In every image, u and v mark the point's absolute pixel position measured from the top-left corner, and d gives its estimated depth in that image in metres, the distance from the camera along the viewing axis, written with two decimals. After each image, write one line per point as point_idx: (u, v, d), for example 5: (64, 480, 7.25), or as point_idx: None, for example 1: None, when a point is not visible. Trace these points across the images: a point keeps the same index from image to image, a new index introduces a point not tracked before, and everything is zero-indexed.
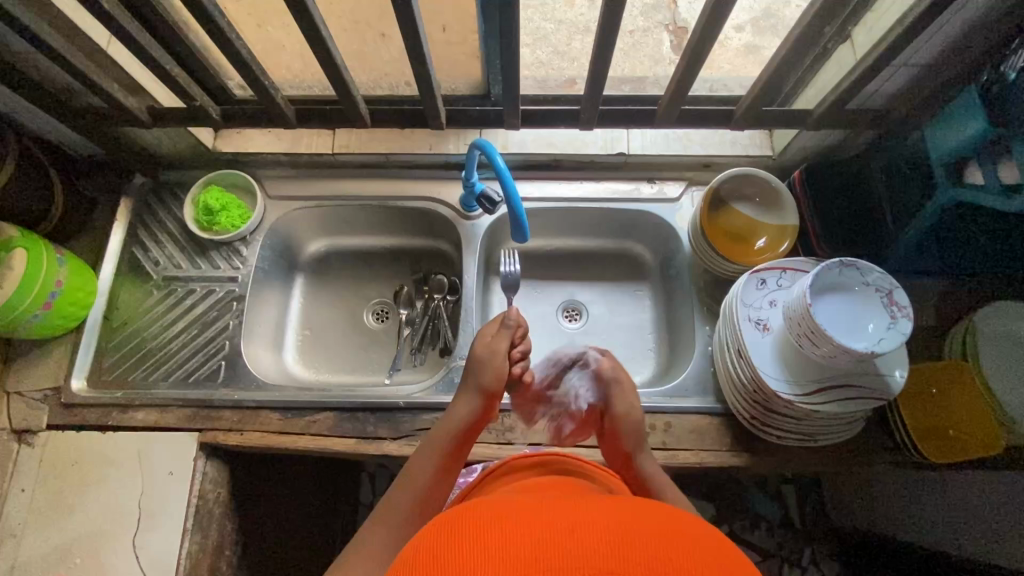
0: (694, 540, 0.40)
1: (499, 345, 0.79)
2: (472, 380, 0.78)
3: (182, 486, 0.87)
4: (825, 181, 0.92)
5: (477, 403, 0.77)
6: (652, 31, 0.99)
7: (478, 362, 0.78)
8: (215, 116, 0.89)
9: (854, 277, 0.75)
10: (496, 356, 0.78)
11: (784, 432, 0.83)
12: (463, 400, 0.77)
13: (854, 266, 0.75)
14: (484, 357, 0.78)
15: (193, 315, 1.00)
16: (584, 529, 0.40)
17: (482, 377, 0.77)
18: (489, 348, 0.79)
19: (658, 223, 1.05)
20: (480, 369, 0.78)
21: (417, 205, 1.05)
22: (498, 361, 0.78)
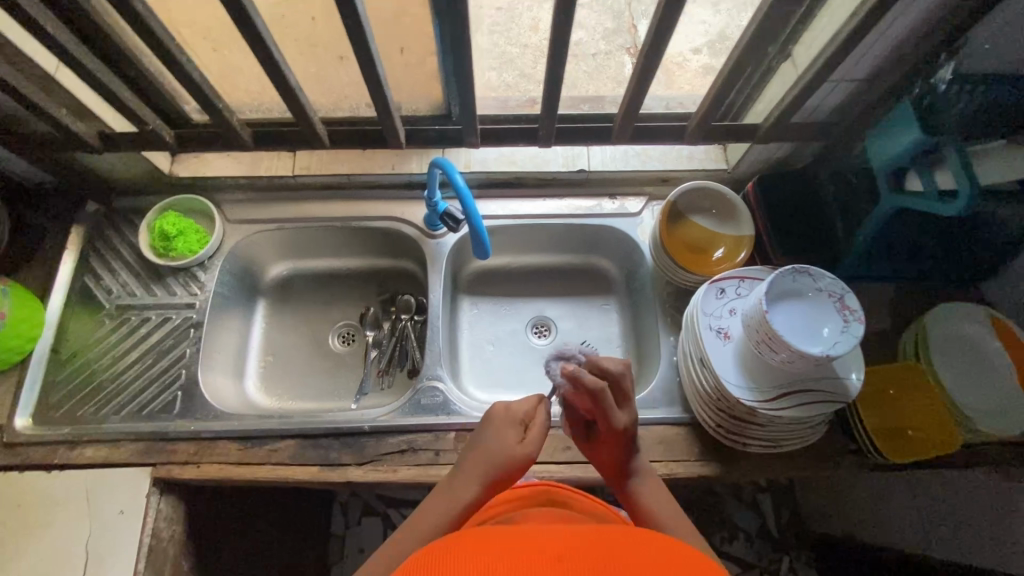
0: (672, 558, 0.42)
1: (527, 445, 0.69)
2: (479, 466, 0.68)
3: (134, 525, 0.83)
4: (777, 192, 0.94)
5: (486, 496, 0.67)
6: (614, 55, 0.92)
7: (505, 461, 0.68)
8: (168, 140, 0.86)
9: (810, 281, 0.78)
10: (519, 453, 0.69)
11: (749, 440, 0.84)
12: (465, 479, 0.67)
13: (809, 273, 0.77)
14: (512, 455, 0.68)
15: (148, 344, 0.96)
16: (571, 559, 0.40)
17: (492, 467, 0.67)
18: (521, 448, 0.69)
19: (621, 237, 1.07)
20: (500, 466, 0.67)
21: (381, 225, 1.04)
22: (524, 461, 0.69)
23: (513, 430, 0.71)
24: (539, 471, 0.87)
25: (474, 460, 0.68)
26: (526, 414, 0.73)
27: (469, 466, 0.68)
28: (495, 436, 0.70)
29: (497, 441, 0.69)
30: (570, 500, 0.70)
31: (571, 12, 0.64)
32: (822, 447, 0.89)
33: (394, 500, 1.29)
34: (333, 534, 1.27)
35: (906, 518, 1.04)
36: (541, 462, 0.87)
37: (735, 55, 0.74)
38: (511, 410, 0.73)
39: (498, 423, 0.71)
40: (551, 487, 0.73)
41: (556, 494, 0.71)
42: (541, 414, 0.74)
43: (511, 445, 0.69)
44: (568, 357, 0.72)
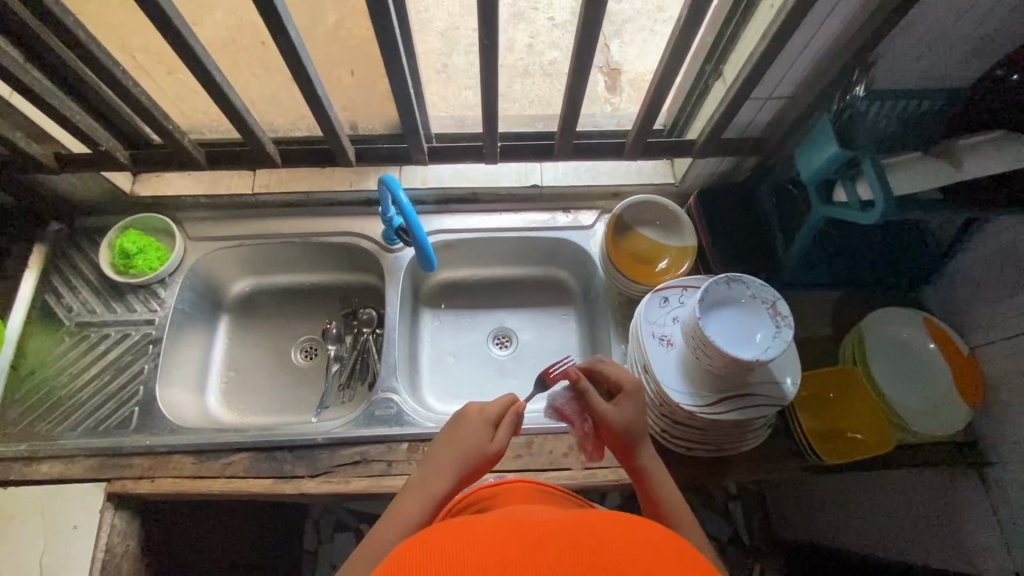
0: (645, 527, 0.46)
1: (498, 442, 0.70)
2: (455, 462, 0.67)
3: (87, 540, 0.83)
4: (718, 204, 0.97)
5: (455, 490, 0.67)
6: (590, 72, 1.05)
7: (477, 458, 0.68)
8: (123, 160, 0.88)
9: (745, 291, 0.81)
10: (492, 450, 0.69)
11: (693, 444, 0.86)
12: (440, 473, 0.67)
13: (744, 284, 0.81)
14: (481, 452, 0.69)
15: (107, 361, 0.97)
16: (553, 538, 0.42)
17: (465, 464, 0.68)
18: (493, 446, 0.70)
19: (575, 250, 1.10)
20: (473, 461, 0.68)
21: (341, 240, 1.07)
22: (496, 457, 0.70)
23: (485, 427, 0.71)
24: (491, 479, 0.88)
25: (446, 455, 0.68)
26: (497, 413, 0.73)
27: (442, 459, 0.68)
28: (467, 433, 0.70)
29: (468, 438, 0.69)
30: (551, 497, 0.71)
31: (495, 37, 0.68)
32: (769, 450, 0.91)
33: (366, 514, 1.29)
34: (305, 550, 1.27)
35: (862, 522, 1.05)
36: (492, 471, 0.89)
37: (657, 78, 0.79)
38: (483, 409, 0.73)
39: (470, 421, 0.71)
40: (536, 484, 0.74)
41: (544, 491, 0.73)
42: (514, 412, 0.73)
43: (482, 442, 0.70)
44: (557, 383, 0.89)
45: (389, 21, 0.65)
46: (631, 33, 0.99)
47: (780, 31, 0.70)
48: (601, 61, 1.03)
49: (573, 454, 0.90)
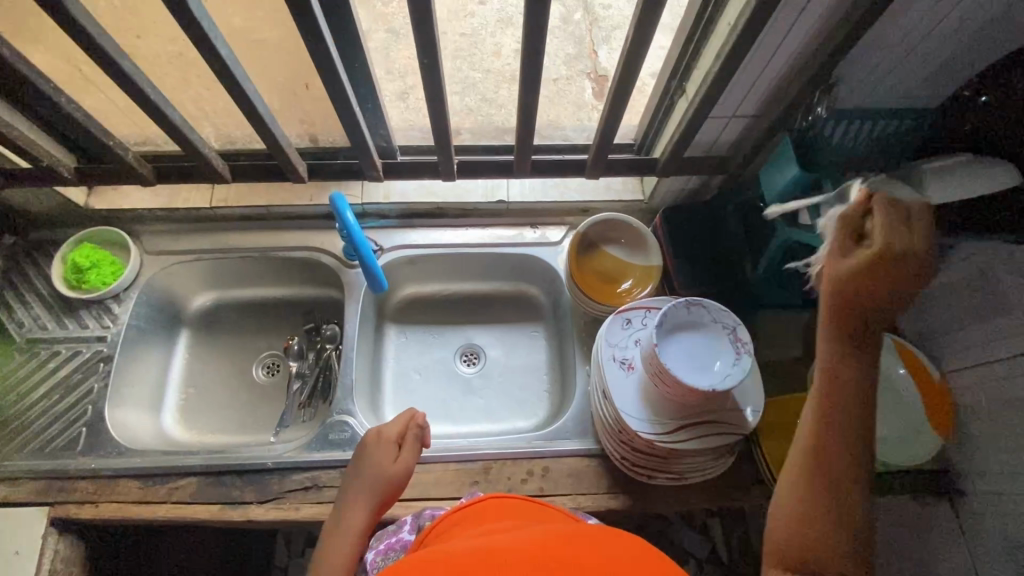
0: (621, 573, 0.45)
1: (400, 462, 0.78)
2: (366, 491, 0.77)
3: (26, 566, 0.81)
4: (683, 223, 0.95)
5: (374, 516, 0.76)
6: (575, 79, 1.09)
7: (382, 483, 0.77)
8: (68, 174, 0.85)
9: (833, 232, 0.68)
10: (395, 472, 0.78)
11: (653, 472, 0.84)
12: (356, 506, 0.76)
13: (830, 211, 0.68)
14: (386, 477, 0.77)
15: (56, 379, 0.95)
16: None
17: (374, 490, 0.77)
18: (397, 468, 0.78)
19: (543, 266, 1.08)
20: (381, 487, 0.77)
21: (301, 255, 1.05)
22: (401, 477, 0.78)
23: (387, 450, 0.79)
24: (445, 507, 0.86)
25: (359, 486, 0.77)
26: (398, 432, 0.81)
27: (355, 493, 0.77)
28: (373, 460, 0.79)
29: (373, 467, 0.78)
30: (535, 511, 0.67)
31: (435, 57, 0.66)
32: (732, 478, 0.88)
33: None
34: None
35: None
36: (447, 498, 0.86)
37: (613, 95, 0.77)
38: (383, 433, 0.81)
39: (373, 448, 0.79)
40: (513, 501, 0.70)
41: (522, 509, 0.68)
42: (415, 429, 0.81)
43: (386, 465, 0.78)
44: (671, 325, 0.78)
45: (322, 41, 0.65)
46: (617, 41, 1.09)
47: (734, 50, 0.67)
48: (587, 67, 1.10)
49: (531, 481, 0.88)
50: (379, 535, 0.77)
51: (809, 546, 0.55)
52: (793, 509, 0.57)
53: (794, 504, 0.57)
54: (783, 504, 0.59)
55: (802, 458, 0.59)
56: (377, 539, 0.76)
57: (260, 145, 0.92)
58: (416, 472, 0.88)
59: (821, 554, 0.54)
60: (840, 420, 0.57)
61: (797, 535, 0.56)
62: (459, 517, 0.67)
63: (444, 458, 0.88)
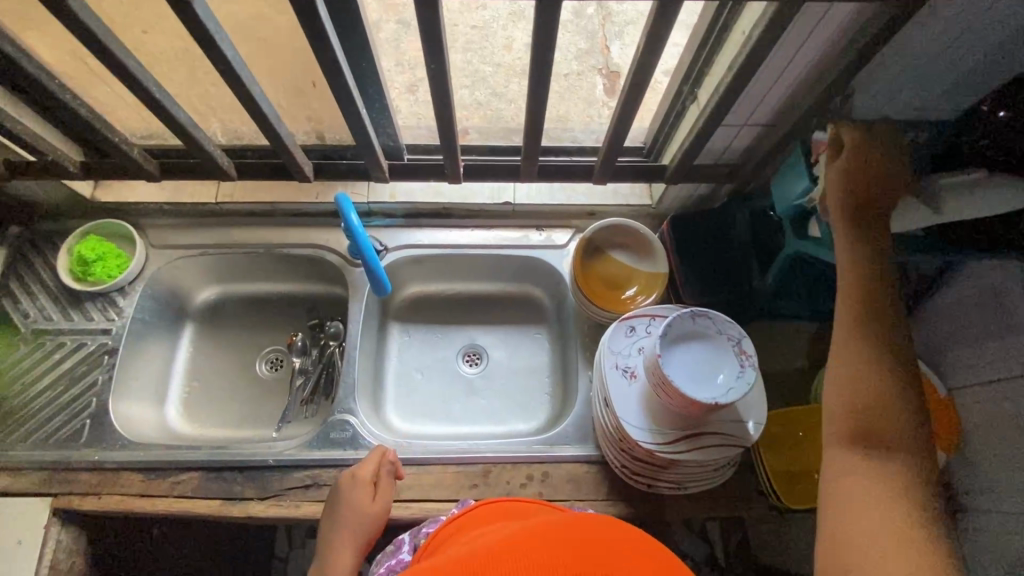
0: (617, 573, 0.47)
1: (381, 501, 0.81)
2: (350, 535, 0.79)
3: (29, 556, 0.82)
4: (691, 230, 0.94)
5: (360, 556, 0.79)
6: None
7: (365, 524, 0.79)
8: (74, 169, 0.85)
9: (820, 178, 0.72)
10: (376, 511, 0.80)
11: (653, 481, 0.83)
12: (341, 552, 0.78)
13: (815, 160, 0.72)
14: (369, 517, 0.80)
15: (60, 371, 0.95)
16: None
17: (358, 533, 0.79)
18: (376, 507, 0.81)
19: (548, 269, 1.07)
20: (364, 528, 0.79)
21: (305, 252, 1.05)
22: (382, 514, 0.81)
23: (364, 491, 0.81)
24: (444, 510, 0.86)
25: (341, 532, 0.79)
26: (373, 472, 0.83)
27: (338, 540, 0.79)
28: (351, 504, 0.80)
29: (354, 510, 0.80)
30: (522, 512, 0.70)
31: (442, 60, 0.66)
32: (732, 487, 0.88)
33: None
34: None
35: None
36: (446, 500, 0.86)
37: (622, 100, 0.75)
38: (357, 473, 0.83)
39: (351, 490, 0.81)
40: (507, 502, 0.72)
41: (515, 510, 0.70)
42: (388, 463, 0.84)
43: (366, 504, 0.80)
44: (674, 337, 0.77)
45: (326, 41, 0.64)
46: None
47: (749, 58, 0.66)
48: None
49: (530, 485, 0.88)
50: (380, 559, 0.78)
51: (884, 426, 0.60)
52: (865, 393, 0.62)
53: (861, 394, 0.62)
54: (848, 387, 0.63)
55: (866, 348, 0.63)
56: (379, 563, 0.77)
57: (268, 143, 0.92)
58: (416, 473, 0.88)
59: (889, 427, 0.60)
60: (886, 315, 0.64)
61: (869, 417, 0.61)
62: (457, 525, 0.69)
63: (444, 460, 0.89)
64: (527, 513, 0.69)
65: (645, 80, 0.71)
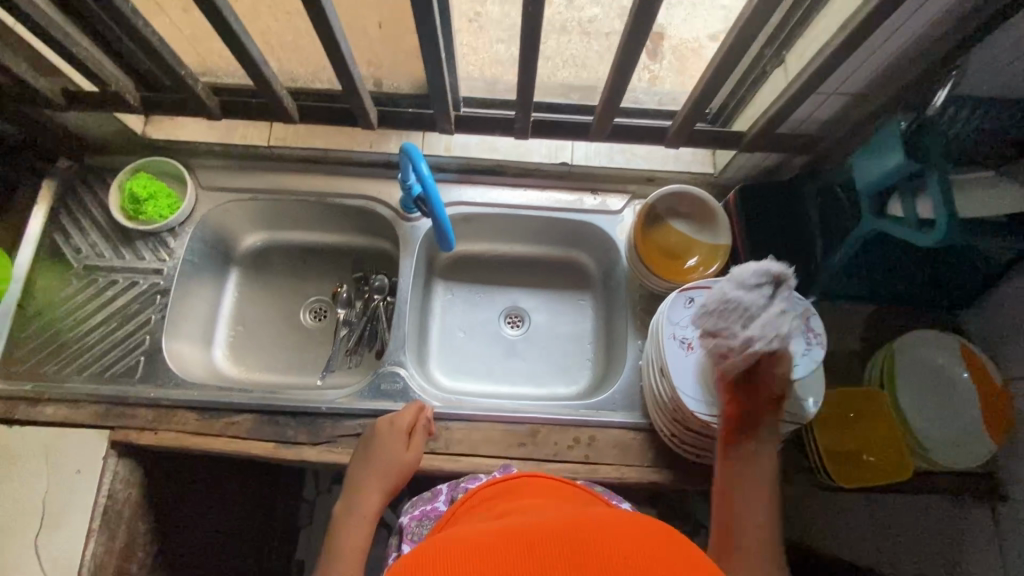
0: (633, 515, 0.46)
1: (410, 452, 0.82)
2: (378, 480, 0.79)
3: (90, 484, 0.84)
4: (758, 201, 0.91)
5: (385, 502, 0.79)
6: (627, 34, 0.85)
7: (396, 470, 0.80)
8: (134, 103, 0.83)
9: (739, 293, 0.67)
10: (405, 459, 0.81)
11: (701, 451, 0.84)
12: (367, 495, 0.78)
13: (750, 270, 0.67)
14: (400, 464, 0.81)
15: (114, 308, 0.96)
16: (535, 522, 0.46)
17: (386, 479, 0.79)
18: (409, 456, 0.82)
19: (599, 234, 1.05)
20: (394, 474, 0.80)
21: (356, 203, 1.03)
22: (412, 464, 0.82)
23: (399, 440, 0.82)
24: (492, 465, 0.87)
25: (371, 474, 0.79)
26: (409, 423, 0.84)
27: (368, 481, 0.79)
28: (384, 450, 0.81)
29: (386, 455, 0.81)
30: (564, 489, 0.68)
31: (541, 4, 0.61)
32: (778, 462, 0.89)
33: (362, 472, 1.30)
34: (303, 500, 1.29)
35: None
36: (494, 456, 0.88)
37: (718, 58, 0.71)
38: (395, 422, 0.84)
39: (386, 436, 0.82)
40: (552, 479, 0.70)
41: (558, 489, 0.68)
42: (426, 416, 0.86)
43: (399, 453, 0.81)
44: None
45: None
46: None
47: (867, 20, 0.61)
48: None
49: (578, 447, 0.88)
50: (416, 501, 0.81)
51: None
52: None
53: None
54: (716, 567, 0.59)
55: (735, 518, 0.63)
56: (413, 505, 0.81)
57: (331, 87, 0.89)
58: (466, 428, 0.89)
59: None
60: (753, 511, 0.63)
61: None
62: (491, 490, 0.68)
63: (494, 418, 0.89)
64: (573, 494, 0.67)
65: (748, 38, 0.67)
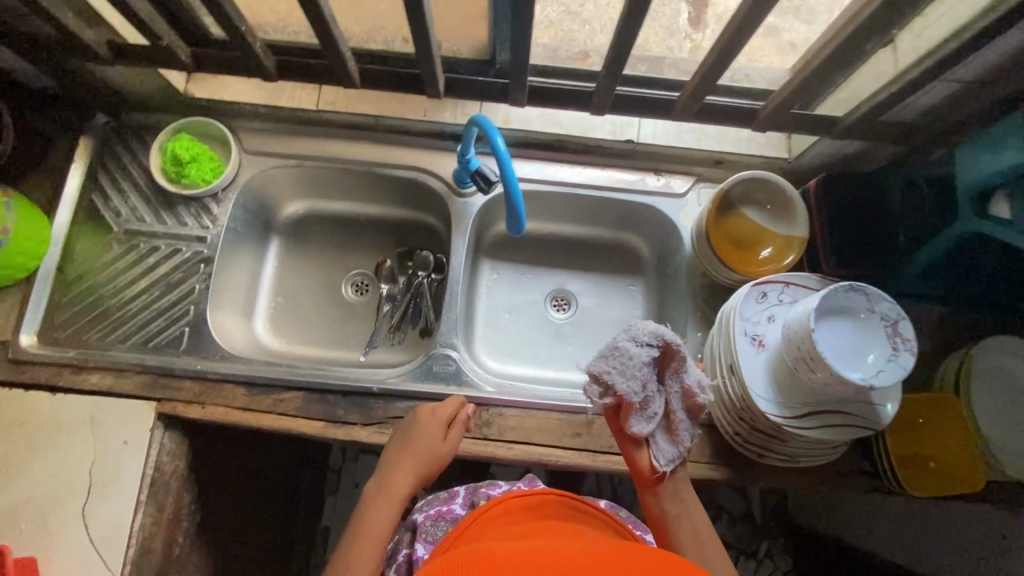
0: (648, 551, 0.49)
1: (446, 444, 0.80)
2: (411, 467, 0.77)
3: (138, 456, 0.83)
4: (842, 192, 0.85)
5: (414, 489, 0.78)
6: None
7: (432, 459, 0.78)
8: (182, 58, 0.77)
9: (630, 347, 0.66)
10: (440, 449, 0.79)
11: (764, 451, 0.82)
12: (398, 480, 0.76)
13: (640, 326, 0.67)
14: (437, 454, 0.78)
15: (157, 276, 0.93)
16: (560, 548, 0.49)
17: (418, 467, 0.77)
18: (446, 447, 0.79)
19: (660, 218, 0.99)
20: (429, 462, 0.78)
21: (405, 174, 0.98)
22: (448, 456, 0.80)
23: (438, 428, 0.80)
24: (545, 455, 0.85)
25: (405, 459, 0.78)
26: (450, 414, 0.82)
27: (401, 466, 0.77)
28: (422, 436, 0.79)
29: (424, 443, 0.78)
30: (583, 514, 0.71)
31: None
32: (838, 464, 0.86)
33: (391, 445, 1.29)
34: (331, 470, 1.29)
35: (888, 532, 1.03)
36: (549, 446, 0.85)
37: None
38: (437, 411, 0.82)
39: (426, 424, 0.80)
40: (581, 503, 0.73)
41: (580, 513, 0.71)
42: (466, 412, 0.83)
43: (437, 443, 0.79)
44: (832, 310, 0.73)
45: None
46: None
47: None
48: None
49: None
50: (430, 501, 0.86)
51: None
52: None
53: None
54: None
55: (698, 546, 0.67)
56: (428, 505, 0.85)
57: (390, 48, 0.83)
58: (520, 416, 0.87)
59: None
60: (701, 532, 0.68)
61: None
62: (514, 503, 0.70)
63: (549, 407, 0.87)
64: (595, 522, 0.70)
65: None
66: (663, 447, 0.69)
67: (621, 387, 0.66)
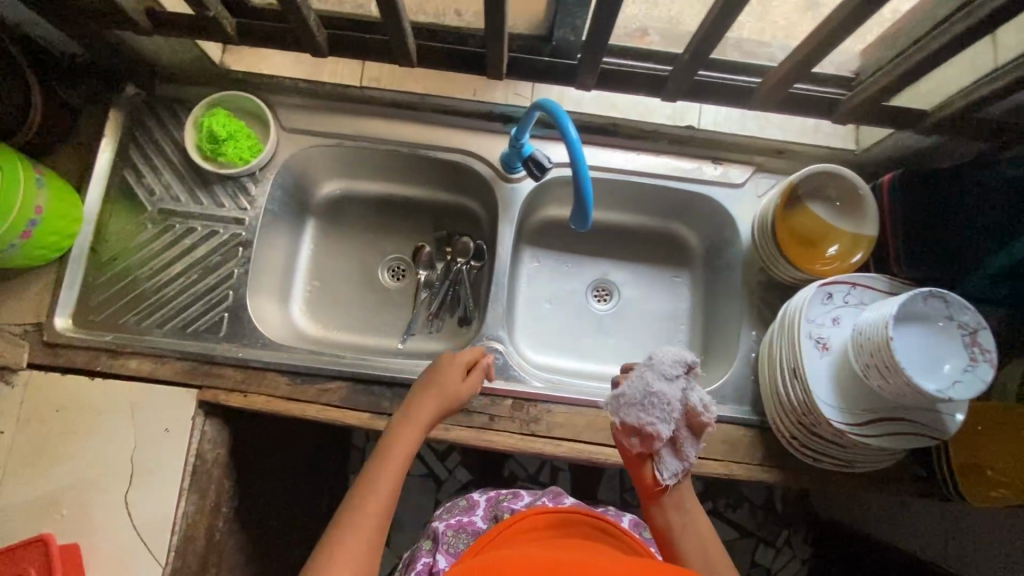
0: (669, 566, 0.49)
1: (467, 386, 0.76)
2: (432, 400, 0.73)
3: (179, 443, 0.81)
4: (920, 189, 0.80)
5: (433, 426, 0.72)
6: None
7: (452, 396, 0.74)
8: (228, 30, 0.72)
9: (662, 383, 0.64)
10: (460, 388, 0.75)
11: (821, 456, 0.80)
12: (419, 410, 0.72)
13: (665, 355, 0.66)
14: (457, 394, 0.75)
15: (194, 258, 0.89)
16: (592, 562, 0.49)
17: (439, 402, 0.73)
18: (465, 387, 0.76)
19: (715, 209, 0.95)
20: (450, 399, 0.74)
21: (450, 156, 0.93)
22: (467, 397, 0.76)
23: (459, 370, 0.77)
24: (594, 453, 0.83)
25: (426, 393, 0.73)
26: (469, 360, 0.79)
27: (422, 397, 0.73)
28: (443, 373, 0.76)
29: (444, 380, 0.75)
30: (609, 535, 0.70)
31: None
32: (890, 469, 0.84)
33: None
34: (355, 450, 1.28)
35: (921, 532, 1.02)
36: (597, 443, 0.83)
37: None
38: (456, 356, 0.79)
39: (446, 365, 0.76)
40: (598, 522, 0.72)
41: (606, 534, 0.70)
42: (485, 361, 0.81)
43: (456, 382, 0.75)
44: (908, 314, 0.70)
45: None
46: None
47: None
48: None
49: None
50: (451, 509, 0.84)
51: None
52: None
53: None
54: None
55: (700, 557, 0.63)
56: (449, 513, 0.83)
57: (446, 23, 0.78)
58: (569, 412, 0.84)
59: None
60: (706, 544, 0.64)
61: None
62: (536, 520, 0.68)
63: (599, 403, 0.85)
64: (612, 544, 0.69)
65: None
66: (668, 462, 0.65)
67: (652, 429, 0.64)
